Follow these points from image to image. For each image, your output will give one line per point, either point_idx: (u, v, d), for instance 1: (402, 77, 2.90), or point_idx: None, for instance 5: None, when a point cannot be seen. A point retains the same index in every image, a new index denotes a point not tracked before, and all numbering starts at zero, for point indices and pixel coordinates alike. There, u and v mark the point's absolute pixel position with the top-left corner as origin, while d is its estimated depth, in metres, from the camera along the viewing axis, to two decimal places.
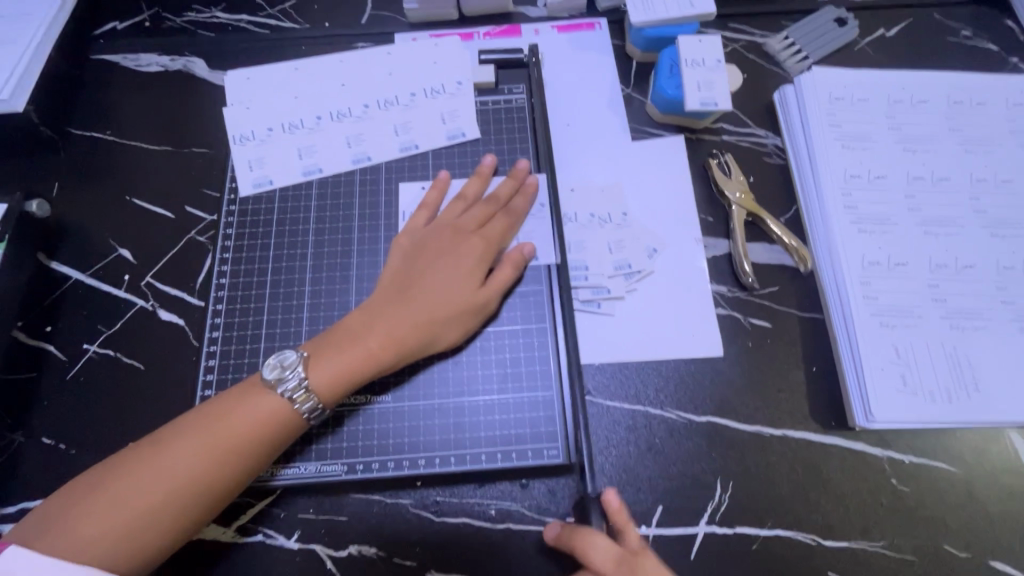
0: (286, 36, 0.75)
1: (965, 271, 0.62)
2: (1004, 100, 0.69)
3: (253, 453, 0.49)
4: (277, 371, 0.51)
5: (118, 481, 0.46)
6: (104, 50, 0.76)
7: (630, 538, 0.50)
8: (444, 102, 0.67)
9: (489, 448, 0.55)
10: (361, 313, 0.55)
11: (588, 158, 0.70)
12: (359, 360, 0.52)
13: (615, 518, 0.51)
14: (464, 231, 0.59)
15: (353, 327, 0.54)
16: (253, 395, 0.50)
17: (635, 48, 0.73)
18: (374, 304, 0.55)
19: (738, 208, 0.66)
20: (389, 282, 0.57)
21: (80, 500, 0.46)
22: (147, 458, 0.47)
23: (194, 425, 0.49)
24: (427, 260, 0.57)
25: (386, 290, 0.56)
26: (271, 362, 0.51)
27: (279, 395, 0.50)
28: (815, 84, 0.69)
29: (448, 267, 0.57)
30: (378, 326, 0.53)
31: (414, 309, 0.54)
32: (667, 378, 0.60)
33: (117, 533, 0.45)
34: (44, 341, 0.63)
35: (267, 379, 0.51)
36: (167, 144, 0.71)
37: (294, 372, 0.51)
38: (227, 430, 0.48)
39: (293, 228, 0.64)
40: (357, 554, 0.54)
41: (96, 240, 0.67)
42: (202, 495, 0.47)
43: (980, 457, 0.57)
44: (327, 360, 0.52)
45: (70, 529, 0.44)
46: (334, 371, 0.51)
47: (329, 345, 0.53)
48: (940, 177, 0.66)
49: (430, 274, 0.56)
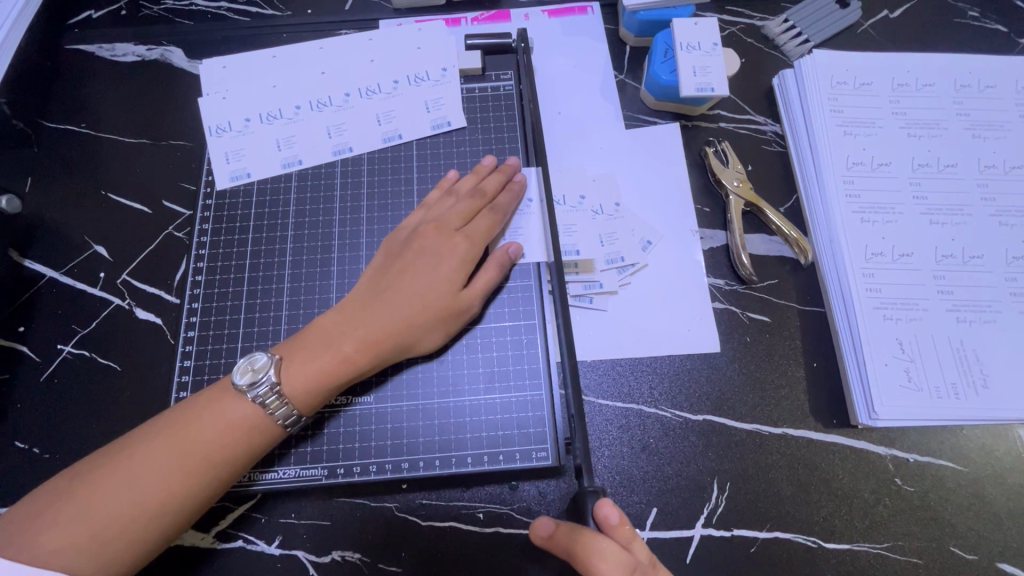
0: (266, 23, 0.73)
1: (972, 262, 0.59)
2: (1012, 83, 0.66)
3: (231, 453, 0.47)
4: (249, 376, 0.48)
5: (83, 487, 0.44)
6: (79, 40, 0.73)
7: (636, 549, 0.43)
8: (429, 90, 0.64)
9: (475, 450, 0.53)
10: (337, 314, 0.53)
11: (580, 147, 0.67)
12: (335, 362, 0.50)
13: (616, 534, 0.43)
14: (447, 227, 0.56)
15: (327, 329, 0.51)
16: (223, 400, 0.48)
17: (628, 33, 0.71)
18: (349, 306, 0.53)
19: (736, 198, 0.63)
20: (368, 282, 0.54)
21: (44, 508, 0.44)
22: (112, 464, 0.45)
23: (163, 429, 0.47)
24: (408, 257, 0.55)
25: (364, 290, 0.54)
26: (242, 365, 0.48)
27: (250, 401, 0.48)
28: (816, 69, 0.66)
29: (428, 266, 0.54)
30: (353, 327, 0.51)
31: (391, 310, 0.52)
32: (662, 376, 0.58)
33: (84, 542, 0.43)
34: (17, 342, 0.61)
35: (238, 385, 0.48)
36: (143, 136, 0.69)
37: (266, 376, 0.48)
38: (196, 436, 0.46)
39: (272, 221, 0.62)
40: (340, 560, 0.53)
41: (70, 236, 0.65)
42: (177, 499, 0.45)
43: (987, 455, 0.55)
44: (300, 363, 0.50)
45: (31, 540, 0.42)
46: (307, 377, 0.49)
47: (302, 349, 0.50)
48: (946, 164, 0.63)
49: (410, 272, 0.54)
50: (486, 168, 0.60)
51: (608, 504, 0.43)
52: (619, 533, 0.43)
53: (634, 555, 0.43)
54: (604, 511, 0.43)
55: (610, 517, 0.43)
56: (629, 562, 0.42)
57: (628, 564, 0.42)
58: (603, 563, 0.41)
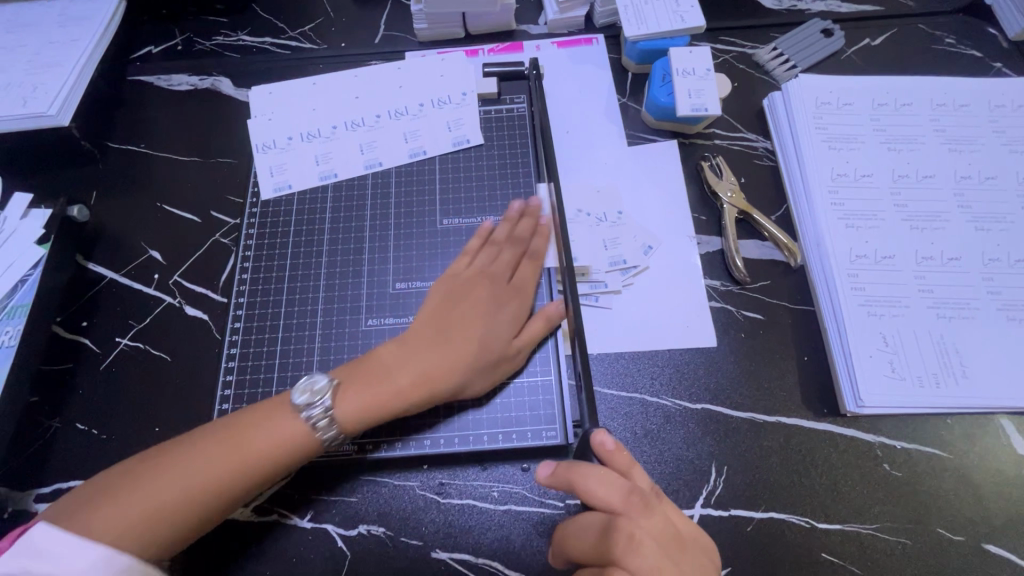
0: (306, 56, 0.82)
1: (950, 263, 0.64)
2: (986, 102, 0.72)
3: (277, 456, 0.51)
4: (306, 396, 0.53)
5: (145, 479, 0.49)
6: (141, 72, 0.83)
7: (635, 475, 0.48)
8: (450, 111, 0.72)
9: (491, 430, 0.58)
10: (395, 348, 0.57)
11: (586, 162, 0.74)
12: (390, 394, 0.54)
13: (614, 460, 0.48)
14: (498, 278, 0.61)
15: (385, 361, 0.56)
16: (279, 413, 0.53)
17: (630, 61, 0.78)
18: (407, 341, 0.57)
19: (729, 207, 0.69)
20: (428, 320, 0.59)
21: (102, 492, 0.48)
22: (173, 458, 0.50)
23: (222, 432, 0.52)
24: (465, 303, 0.59)
25: (423, 326, 0.58)
26: (303, 385, 0.53)
27: (303, 420, 0.52)
28: (801, 91, 0.73)
29: (483, 314, 0.59)
30: (409, 364, 0.55)
31: (446, 349, 0.56)
32: (662, 367, 0.63)
33: (134, 525, 0.47)
34: (79, 335, 0.68)
35: (296, 403, 0.53)
36: (195, 155, 0.77)
37: (322, 399, 0.53)
38: (249, 441, 0.51)
39: (311, 226, 0.69)
40: (366, 533, 0.57)
41: (129, 242, 0.73)
42: (223, 492, 0.50)
43: (971, 443, 0.59)
44: (356, 391, 0.54)
45: (91, 521, 0.46)
46: (358, 407, 0.53)
47: (357, 376, 0.55)
48: (925, 174, 0.68)
49: (466, 317, 0.58)
50: (517, 212, 0.65)
51: (603, 432, 0.49)
52: (616, 459, 0.48)
53: (633, 480, 0.48)
54: (599, 439, 0.48)
55: (606, 445, 0.48)
56: (624, 485, 0.47)
57: (625, 488, 0.47)
58: (602, 485, 0.47)
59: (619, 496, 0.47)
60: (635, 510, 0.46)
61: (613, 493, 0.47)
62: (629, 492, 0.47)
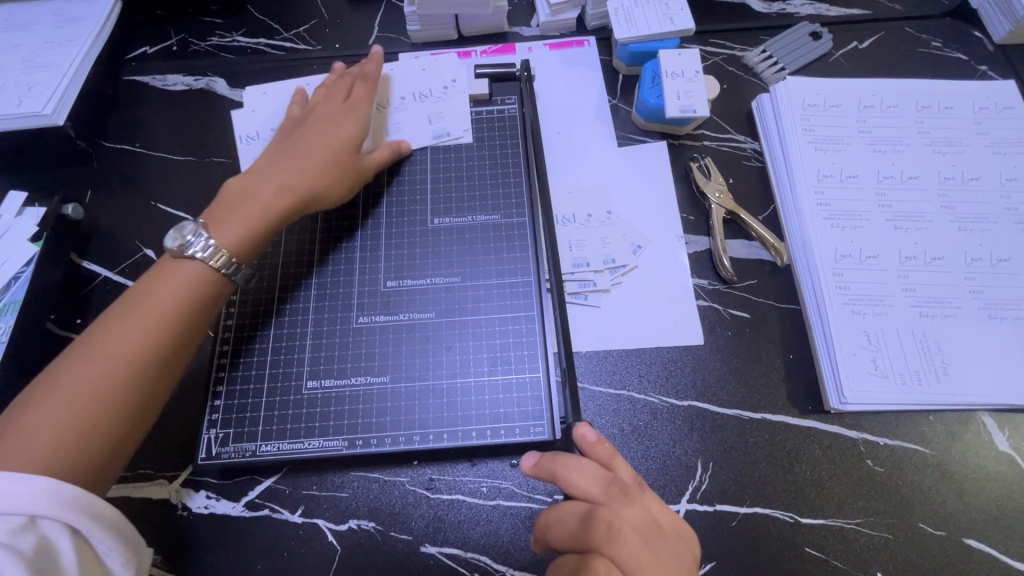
0: (300, 56, 0.83)
1: (934, 263, 0.65)
2: (970, 104, 0.73)
3: (191, 290, 0.54)
4: (179, 241, 0.55)
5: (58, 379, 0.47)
6: (136, 72, 0.83)
7: (616, 467, 0.50)
8: (436, 103, 0.73)
9: (479, 426, 0.59)
10: (254, 170, 0.62)
11: (576, 162, 0.75)
12: (261, 210, 0.59)
13: (596, 452, 0.50)
14: (331, 104, 0.67)
15: (242, 187, 0.61)
16: (158, 276, 0.54)
17: (620, 63, 0.79)
18: (266, 165, 0.63)
19: (717, 207, 0.70)
20: (282, 149, 0.64)
21: (14, 412, 0.46)
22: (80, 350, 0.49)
23: (120, 309, 0.51)
24: (309, 129, 0.65)
25: (276, 150, 0.64)
26: (172, 233, 0.55)
27: (190, 261, 0.55)
28: (789, 92, 0.74)
29: (327, 125, 0.66)
30: (273, 177, 0.61)
31: (312, 167, 0.63)
32: (650, 365, 0.64)
33: (72, 416, 0.46)
34: (73, 333, 0.68)
35: (172, 250, 0.55)
36: (190, 154, 0.78)
37: (197, 237, 0.55)
38: (151, 302, 0.52)
39: (304, 222, 0.68)
40: (356, 528, 0.58)
41: (123, 241, 0.73)
42: (145, 357, 0.50)
43: (953, 439, 0.60)
44: (231, 220, 0.58)
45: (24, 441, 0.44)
46: (243, 226, 0.58)
47: (230, 207, 0.59)
48: (910, 175, 0.69)
49: (318, 138, 0.64)
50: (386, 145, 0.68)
51: (585, 425, 0.51)
52: (598, 451, 0.50)
53: (615, 472, 0.50)
54: (581, 431, 0.50)
55: (587, 436, 0.50)
56: (606, 475, 0.49)
57: (606, 478, 0.49)
58: (584, 475, 0.48)
59: (601, 487, 0.48)
60: (615, 499, 0.48)
61: (594, 483, 0.48)
62: (610, 482, 0.48)
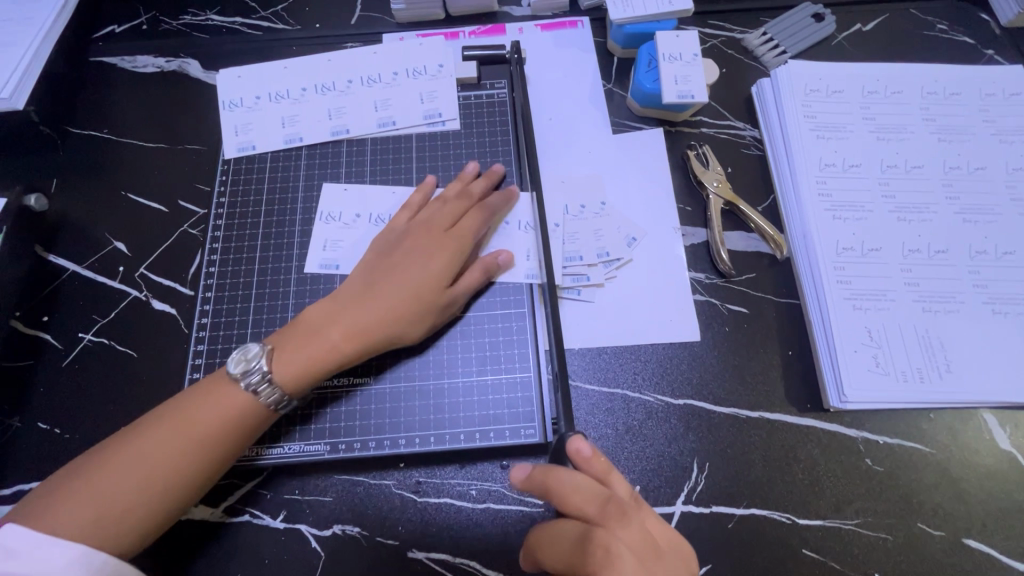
0: (277, 37, 0.78)
1: (937, 256, 0.63)
2: (977, 90, 0.71)
3: (243, 413, 0.51)
4: (241, 364, 0.52)
5: (106, 464, 0.48)
6: (103, 52, 0.79)
7: (612, 481, 0.48)
8: (425, 83, 0.69)
9: (467, 428, 0.56)
10: (323, 305, 0.56)
11: (569, 151, 0.71)
12: (323, 352, 0.53)
13: (591, 466, 0.47)
14: (436, 228, 0.59)
15: (317, 319, 0.55)
16: (222, 387, 0.52)
17: (615, 45, 0.76)
18: (340, 299, 0.56)
19: (715, 198, 0.68)
20: (363, 273, 0.58)
21: (65, 485, 0.47)
22: (131, 440, 0.49)
23: (172, 414, 0.50)
24: (398, 256, 0.58)
25: (355, 285, 0.57)
26: (235, 355, 0.52)
27: (243, 389, 0.51)
28: (791, 77, 0.71)
29: (426, 260, 0.58)
30: (342, 317, 0.55)
31: (383, 299, 0.56)
32: (645, 362, 0.62)
33: (102, 507, 0.46)
34: (40, 331, 0.65)
35: (231, 372, 0.52)
36: (162, 141, 0.74)
37: (258, 365, 0.52)
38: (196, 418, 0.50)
39: (282, 210, 0.66)
40: (341, 534, 0.56)
41: (92, 233, 0.69)
42: (185, 470, 0.49)
43: (954, 437, 0.58)
44: (295, 353, 0.53)
45: (65, 513, 0.45)
46: (294, 364, 0.53)
47: (292, 337, 0.54)
48: (914, 165, 0.67)
49: (402, 268, 0.57)
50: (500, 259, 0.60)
51: (579, 439, 0.48)
52: (592, 465, 0.47)
53: (610, 487, 0.47)
54: (575, 445, 0.47)
55: (582, 451, 0.47)
56: (600, 491, 0.47)
57: (603, 495, 0.46)
58: (578, 493, 0.46)
59: (595, 503, 0.46)
60: (611, 517, 0.46)
61: (588, 501, 0.46)
62: (605, 500, 0.46)
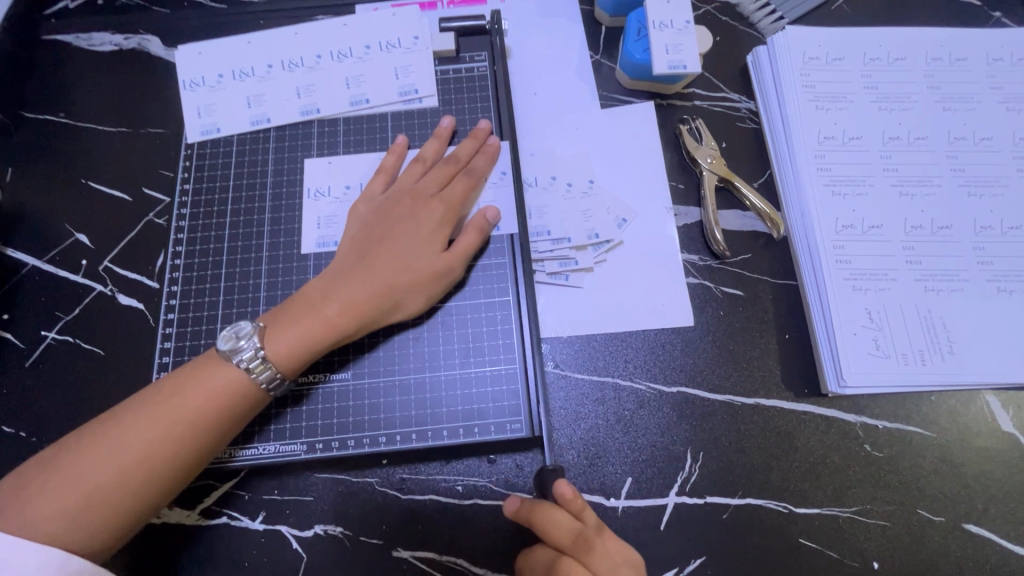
0: (242, 9, 0.73)
1: (941, 232, 0.60)
2: (985, 55, 0.67)
3: (234, 402, 0.48)
4: (231, 342, 0.48)
5: (77, 458, 0.44)
6: (56, 30, 0.73)
7: (586, 518, 0.46)
8: (399, 57, 0.64)
9: (451, 424, 0.54)
10: (315, 283, 0.53)
11: (555, 127, 0.67)
12: (320, 326, 0.50)
13: (570, 505, 0.46)
14: (423, 194, 0.57)
15: (310, 296, 0.52)
16: (207, 369, 0.48)
17: (603, 13, 0.71)
18: (333, 273, 0.53)
19: (709, 174, 0.64)
20: (349, 246, 0.55)
21: (36, 481, 0.43)
22: (104, 434, 0.45)
23: (151, 403, 0.46)
24: (387, 225, 0.55)
25: (346, 259, 0.54)
26: (225, 332, 0.48)
27: (235, 367, 0.48)
28: (788, 45, 0.66)
29: (414, 229, 0.55)
30: (337, 292, 0.52)
31: (376, 268, 0.53)
32: (636, 349, 0.59)
33: (77, 507, 0.43)
34: (1, 329, 0.61)
35: (221, 350, 0.48)
36: (122, 124, 0.69)
37: (249, 342, 0.48)
38: (179, 407, 0.46)
39: (250, 197, 0.62)
40: (323, 534, 0.54)
41: (51, 225, 0.66)
42: (166, 465, 0.45)
43: (955, 420, 0.56)
44: (288, 329, 0.50)
45: (34, 514, 0.42)
46: (292, 341, 0.49)
47: (286, 315, 0.51)
48: (917, 136, 0.63)
49: (392, 237, 0.54)
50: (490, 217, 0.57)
51: (563, 481, 0.46)
52: (572, 505, 0.46)
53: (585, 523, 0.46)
54: (559, 486, 0.46)
55: (564, 491, 0.45)
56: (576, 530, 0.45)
57: (576, 531, 0.45)
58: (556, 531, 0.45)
59: (571, 541, 0.45)
60: (581, 553, 0.44)
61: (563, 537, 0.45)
62: (578, 537, 0.45)
